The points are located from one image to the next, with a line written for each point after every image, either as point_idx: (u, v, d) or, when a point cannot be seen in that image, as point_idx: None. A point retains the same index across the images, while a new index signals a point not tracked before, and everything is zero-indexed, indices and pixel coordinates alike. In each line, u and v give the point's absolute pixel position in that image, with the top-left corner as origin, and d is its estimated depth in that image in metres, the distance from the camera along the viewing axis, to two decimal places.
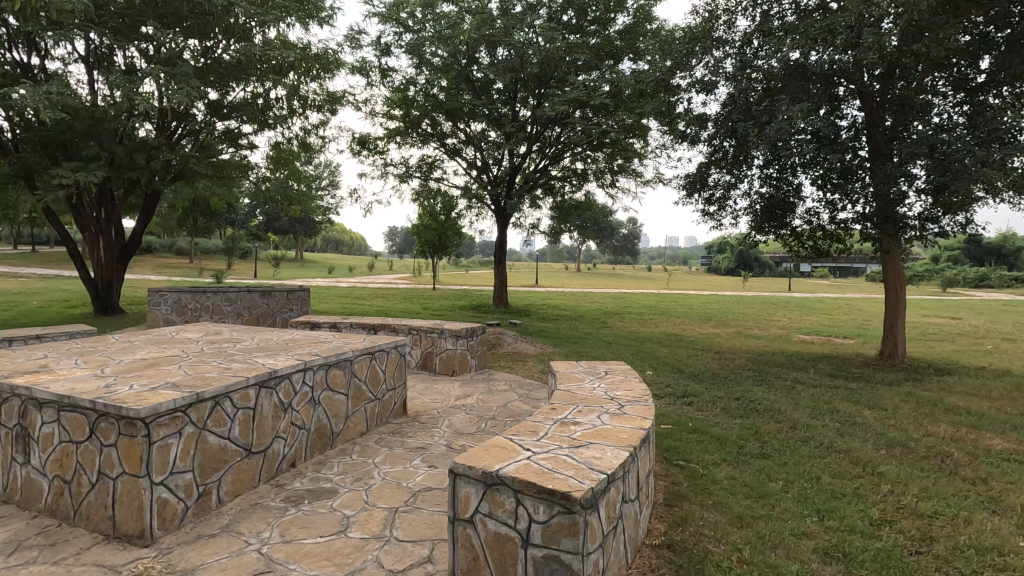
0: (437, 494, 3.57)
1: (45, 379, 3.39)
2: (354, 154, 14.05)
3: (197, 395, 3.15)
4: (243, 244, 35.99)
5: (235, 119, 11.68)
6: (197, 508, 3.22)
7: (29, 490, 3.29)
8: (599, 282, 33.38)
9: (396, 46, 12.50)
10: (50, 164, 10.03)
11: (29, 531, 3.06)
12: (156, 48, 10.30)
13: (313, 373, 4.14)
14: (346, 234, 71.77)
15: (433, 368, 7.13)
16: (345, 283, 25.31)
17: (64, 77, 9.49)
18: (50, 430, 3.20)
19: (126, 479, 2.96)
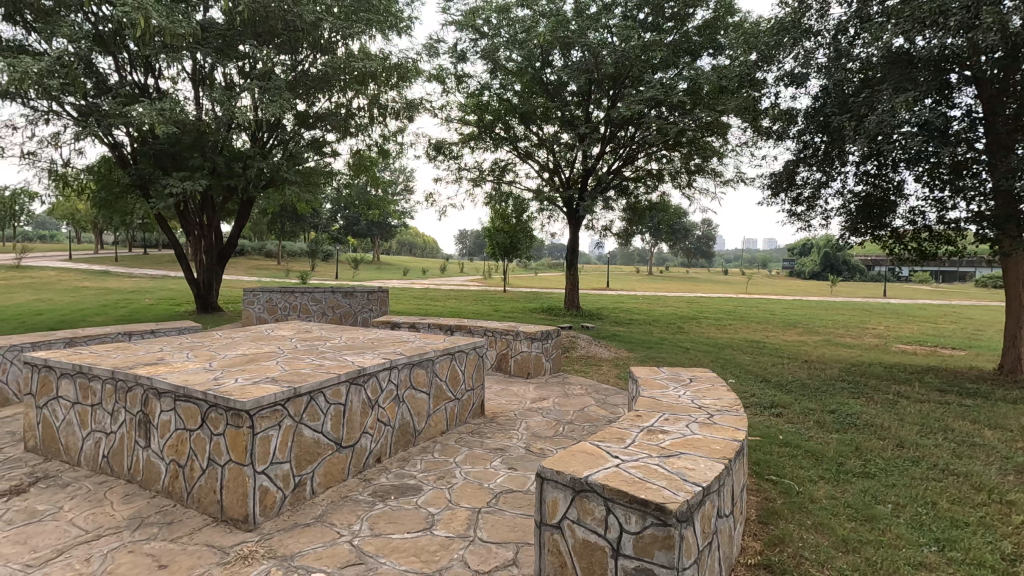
0: (518, 497, 3.57)
1: (162, 371, 3.70)
2: (430, 159, 14.43)
3: (294, 390, 3.33)
4: (325, 247, 37.99)
5: (320, 128, 12.35)
6: (293, 498, 3.39)
7: (149, 472, 3.59)
8: (672, 284, 32.41)
9: (471, 52, 12.72)
10: (162, 174, 10.99)
11: (150, 510, 3.34)
12: (251, 65, 11.04)
13: (398, 372, 4.27)
14: (419, 237, 74.15)
15: (508, 370, 7.17)
16: (419, 284, 26.14)
17: (175, 94, 10.37)
18: (168, 417, 3.48)
19: (233, 467, 3.16)
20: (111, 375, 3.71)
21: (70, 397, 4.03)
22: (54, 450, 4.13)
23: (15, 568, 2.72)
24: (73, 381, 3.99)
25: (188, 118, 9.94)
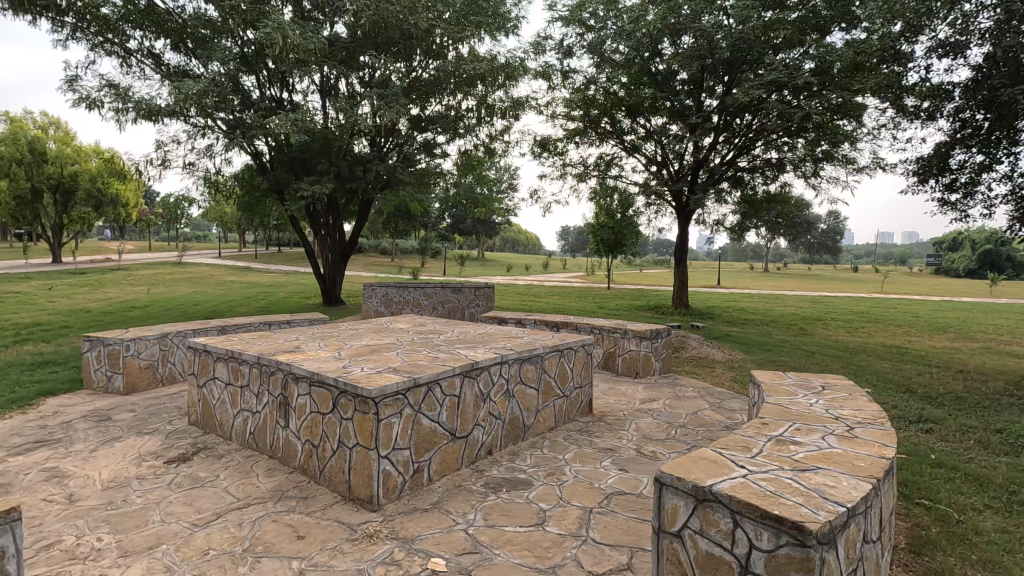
0: (631, 500, 3.48)
1: (299, 358, 4.04)
2: (535, 156, 14.49)
3: (414, 380, 3.49)
4: (435, 244, 39.71)
5: (431, 131, 12.90)
6: (413, 483, 3.57)
7: (288, 450, 3.95)
8: (793, 283, 29.89)
9: (577, 47, 12.60)
10: (295, 179, 12.07)
11: (289, 484, 3.68)
12: (371, 75, 11.79)
13: (508, 366, 4.33)
14: (522, 234, 75.14)
15: (616, 369, 7.03)
16: (524, 281, 26.44)
17: (306, 106, 11.34)
18: (304, 400, 3.80)
19: (360, 450, 3.38)
20: (257, 360, 4.12)
21: (224, 378, 4.55)
22: (211, 424, 4.69)
23: (184, 526, 3.12)
24: (226, 364, 4.50)
25: (316, 127, 10.80)
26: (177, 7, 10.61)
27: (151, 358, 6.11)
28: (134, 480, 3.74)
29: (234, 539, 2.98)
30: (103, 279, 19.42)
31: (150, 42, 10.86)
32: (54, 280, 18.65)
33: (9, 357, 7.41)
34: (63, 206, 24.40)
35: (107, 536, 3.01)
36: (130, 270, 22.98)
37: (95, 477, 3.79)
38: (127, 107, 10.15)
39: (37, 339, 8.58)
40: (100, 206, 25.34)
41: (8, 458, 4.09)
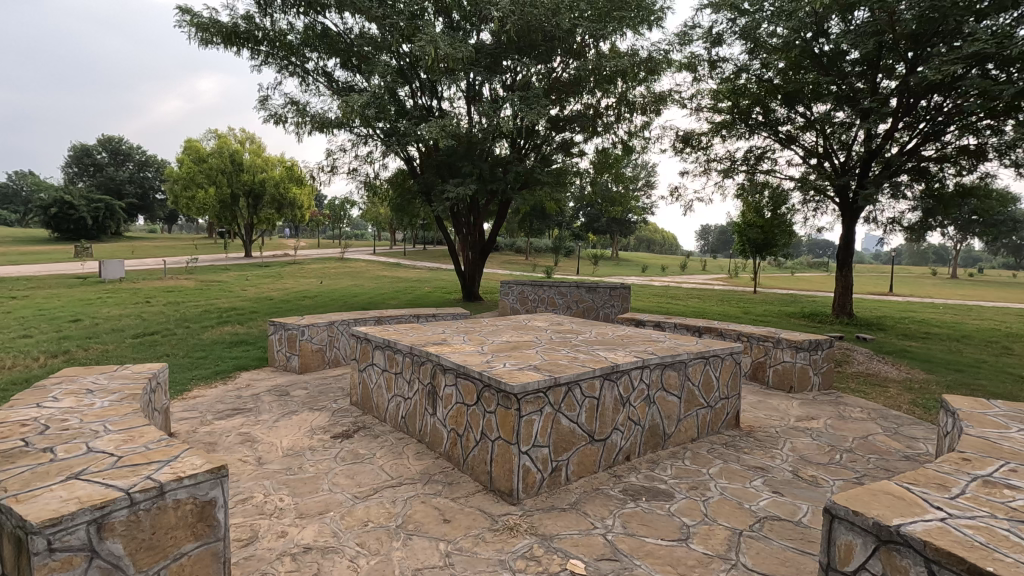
0: (789, 526, 3.16)
1: (447, 351, 4.28)
2: (677, 152, 13.82)
3: (555, 379, 3.50)
4: (568, 243, 39.85)
5: (569, 130, 12.93)
6: (551, 481, 3.59)
7: (435, 436, 4.20)
8: (992, 292, 25.06)
9: (728, 33, 11.79)
10: (441, 181, 12.82)
11: (435, 469, 3.91)
12: (514, 79, 12.13)
13: (650, 372, 4.18)
14: (658, 233, 72.52)
15: (765, 381, 6.45)
16: (659, 282, 25.51)
17: (453, 111, 11.98)
18: (451, 391, 4.01)
19: (502, 444, 3.48)
20: (410, 350, 4.44)
21: (381, 365, 4.97)
22: (369, 406, 5.16)
23: (347, 497, 3.45)
24: (383, 352, 4.91)
25: (461, 131, 11.36)
26: (346, 29, 11.84)
27: (321, 342, 6.90)
28: (307, 450, 4.24)
29: (389, 515, 3.23)
30: (282, 271, 22.40)
31: (323, 62, 12.25)
32: (246, 270, 21.93)
33: (215, 336, 8.85)
34: (254, 208, 28.59)
35: (287, 498, 3.43)
36: (303, 264, 26.23)
37: (277, 444, 4.36)
38: (304, 121, 11.57)
39: (235, 322, 10.14)
40: (281, 208, 29.27)
41: (214, 421, 4.87)
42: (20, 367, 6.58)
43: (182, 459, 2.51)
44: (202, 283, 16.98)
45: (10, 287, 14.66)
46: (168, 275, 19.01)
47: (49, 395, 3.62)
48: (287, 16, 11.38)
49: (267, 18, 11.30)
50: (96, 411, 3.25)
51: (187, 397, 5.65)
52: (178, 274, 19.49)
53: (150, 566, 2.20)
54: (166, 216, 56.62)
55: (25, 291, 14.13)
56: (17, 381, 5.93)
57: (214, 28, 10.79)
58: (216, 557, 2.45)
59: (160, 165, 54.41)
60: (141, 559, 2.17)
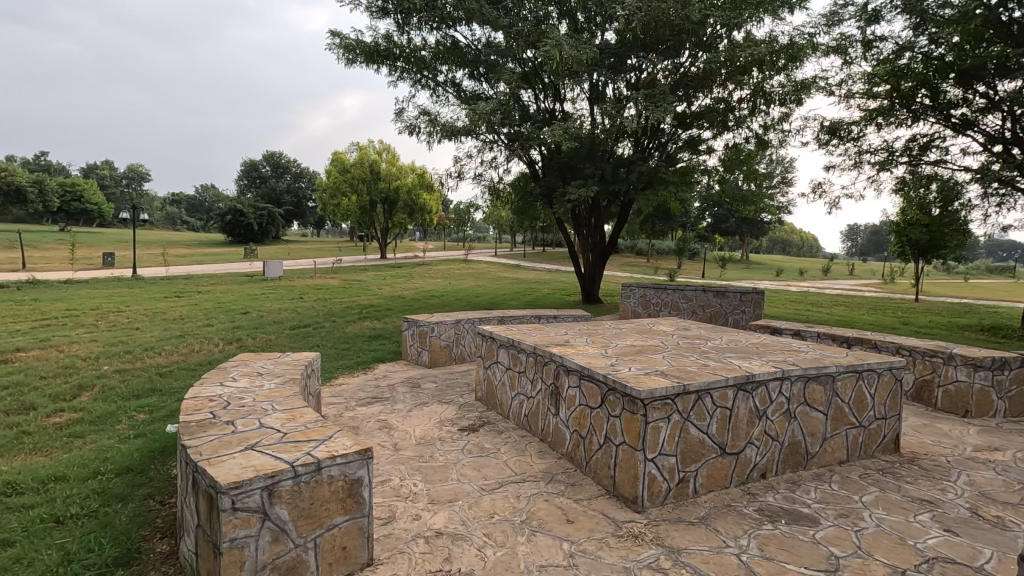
0: (967, 572, 2.72)
1: (570, 352, 4.30)
2: (821, 145, 12.55)
3: (684, 386, 3.35)
4: (693, 245, 38.03)
5: (697, 126, 12.32)
6: (677, 492, 3.44)
7: (557, 437, 4.23)
8: None
9: (887, 9, 10.47)
10: (562, 183, 12.86)
11: (557, 469, 3.93)
12: (638, 76, 11.82)
13: (791, 384, 3.84)
14: (795, 233, 66.56)
15: (933, 402, 5.63)
16: (797, 287, 23.39)
17: (576, 113, 11.97)
18: (574, 392, 4.01)
19: (626, 449, 3.41)
20: (534, 350, 4.52)
21: (505, 363, 5.12)
22: (493, 403, 5.33)
23: (474, 488, 3.60)
24: (508, 351, 5.05)
25: (584, 132, 11.31)
26: (474, 40, 12.35)
27: (448, 339, 7.27)
28: (437, 440, 4.49)
29: (513, 509, 3.32)
30: (412, 272, 23.97)
31: (453, 74, 12.90)
32: (382, 271, 23.85)
33: (356, 330, 9.72)
34: (389, 213, 30.94)
35: (420, 483, 3.66)
36: (431, 265, 27.82)
37: (410, 433, 4.67)
38: (435, 130, 12.27)
39: (372, 317, 11.05)
40: (413, 212, 31.34)
41: (356, 407, 5.34)
42: (205, 351, 7.74)
43: (334, 440, 2.78)
44: (344, 282, 18.75)
45: (197, 283, 17.32)
46: (317, 274, 21.24)
47: (229, 376, 4.21)
48: (421, 32, 12.15)
49: (404, 35, 12.16)
50: (265, 392, 3.74)
51: (334, 385, 6.25)
52: (326, 274, 21.69)
53: (308, 533, 2.48)
54: (316, 222, 63.39)
55: (208, 286, 16.61)
56: (203, 363, 6.97)
57: (359, 49, 11.86)
58: (362, 532, 2.68)
59: (312, 176, 61.06)
60: (302, 526, 2.46)
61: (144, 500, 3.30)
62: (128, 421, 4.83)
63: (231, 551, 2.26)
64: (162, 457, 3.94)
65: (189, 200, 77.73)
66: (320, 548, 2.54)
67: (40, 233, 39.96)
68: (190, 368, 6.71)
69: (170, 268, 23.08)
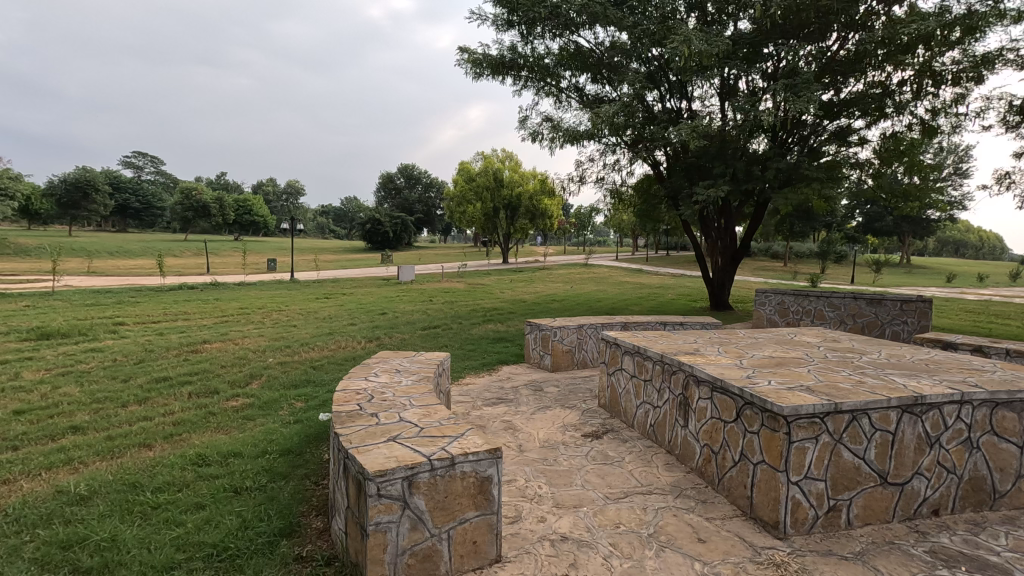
0: None
1: (701, 361, 4.09)
2: (1008, 127, 10.66)
3: (836, 405, 3.02)
4: (840, 247, 34.29)
5: (847, 115, 11.10)
6: (826, 521, 3.11)
7: (686, 450, 4.04)
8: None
9: None
10: (689, 184, 12.26)
11: (687, 484, 3.75)
12: (776, 65, 10.93)
13: (972, 409, 3.30)
14: (971, 232, 57.22)
15: None
16: (976, 295, 20.04)
17: (705, 110, 11.38)
18: (705, 404, 3.81)
19: (766, 469, 3.16)
20: (662, 358, 4.36)
21: (630, 370, 5.00)
22: (616, 410, 5.23)
23: (599, 496, 3.55)
24: (633, 358, 4.93)
25: (713, 129, 10.70)
26: (597, 43, 12.27)
27: (571, 343, 7.27)
28: (561, 445, 4.51)
29: (641, 521, 3.22)
30: (533, 276, 24.38)
31: (575, 79, 12.92)
32: (505, 275, 24.56)
33: (481, 332, 10.10)
34: (511, 219, 31.83)
35: (545, 486, 3.70)
36: (551, 269, 28.11)
37: (534, 435, 4.73)
38: (557, 135, 12.37)
39: (497, 320, 11.43)
40: (534, 218, 31.91)
41: (483, 407, 5.55)
42: (349, 348, 8.53)
43: (466, 438, 2.90)
44: (470, 286, 19.60)
45: (343, 286, 19.18)
46: (445, 278, 22.46)
47: (372, 371, 4.60)
48: (544, 40, 12.34)
49: (529, 45, 12.43)
50: (403, 388, 4.03)
51: (462, 384, 6.55)
52: (454, 278, 22.84)
53: (443, 524, 2.62)
54: (444, 228, 67.10)
55: (352, 288, 18.32)
56: (348, 358, 7.68)
57: (486, 62, 12.38)
58: (491, 528, 2.77)
59: (441, 186, 64.76)
60: (438, 517, 2.60)
61: (302, 479, 3.72)
62: (289, 408, 5.47)
63: (376, 533, 2.46)
64: (315, 442, 4.40)
65: (336, 211, 86.36)
66: (453, 539, 2.66)
67: (221, 242, 46.81)
68: (338, 363, 7.42)
69: (320, 272, 25.81)
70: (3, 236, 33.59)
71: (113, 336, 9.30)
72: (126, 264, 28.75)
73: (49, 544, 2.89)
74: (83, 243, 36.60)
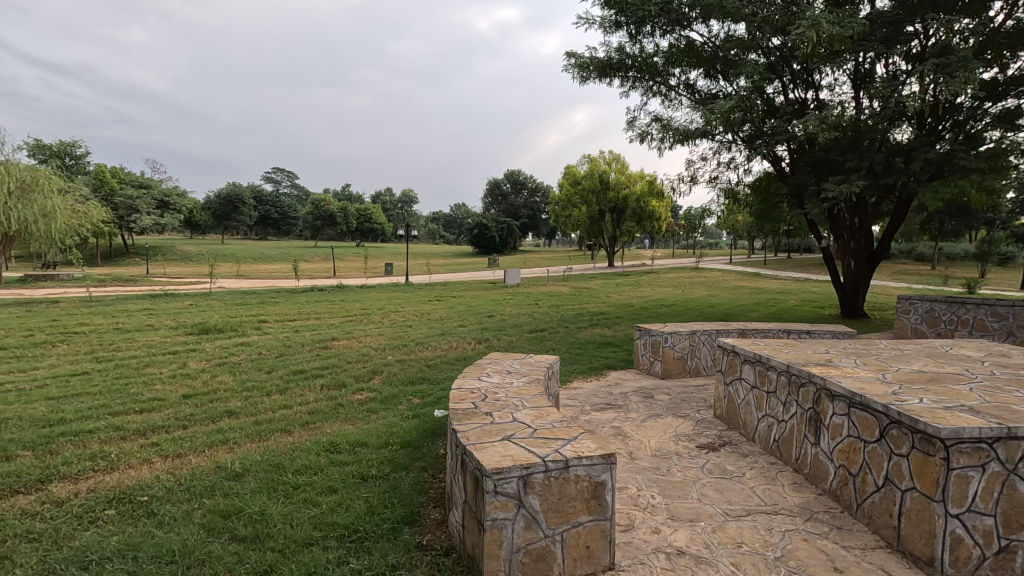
0: None
1: (834, 374, 3.73)
2: None
3: (1009, 430, 2.61)
4: (1005, 247, 29.60)
5: (1015, 95, 9.59)
6: (996, 564, 2.70)
7: (817, 469, 3.71)
8: None
9: None
10: (816, 181, 11.25)
11: (818, 506, 3.44)
12: (924, 44, 9.72)
13: None
14: None
15: None
16: None
17: (835, 100, 10.40)
18: (840, 421, 3.48)
19: (917, 497, 2.81)
20: (788, 368, 4.04)
21: (750, 380, 4.70)
22: (735, 422, 4.93)
23: (718, 511, 3.37)
24: (754, 368, 4.63)
25: (846, 120, 9.73)
26: (711, 36, 11.70)
27: (683, 350, 6.99)
28: (674, 455, 4.34)
29: (766, 543, 3.00)
30: (640, 280, 23.75)
31: (686, 75, 12.42)
32: (611, 279, 24.19)
33: (588, 336, 10.04)
34: (617, 222, 31.29)
35: (658, 496, 3.58)
36: (659, 273, 27.21)
37: (645, 443, 4.61)
38: (667, 135, 11.95)
39: (603, 324, 11.29)
40: (641, 220, 31.08)
41: (591, 412, 5.50)
42: (460, 348, 8.88)
43: (580, 442, 2.89)
44: (575, 290, 19.57)
45: (453, 289, 20.02)
46: (551, 282, 22.59)
47: (484, 371, 4.75)
48: (654, 39, 11.99)
49: (637, 45, 12.14)
50: (514, 388, 4.12)
51: (569, 388, 6.54)
52: (559, 281, 22.92)
53: (556, 526, 2.63)
54: (549, 233, 67.67)
55: (461, 291, 19.04)
56: (459, 359, 8.00)
57: (592, 65, 12.29)
58: (605, 535, 2.73)
59: (546, 190, 65.26)
60: (551, 519, 2.62)
61: (420, 471, 3.92)
62: (407, 403, 5.80)
63: (492, 529, 2.52)
64: (432, 437, 4.64)
65: (446, 218, 90.36)
66: (567, 542, 2.66)
67: (345, 248, 50.84)
68: (450, 362, 7.75)
69: (431, 276, 27.15)
70: (172, 246, 39.12)
71: (258, 332, 10.46)
72: (266, 268, 32.23)
73: (213, 512, 3.32)
74: (232, 250, 41.61)
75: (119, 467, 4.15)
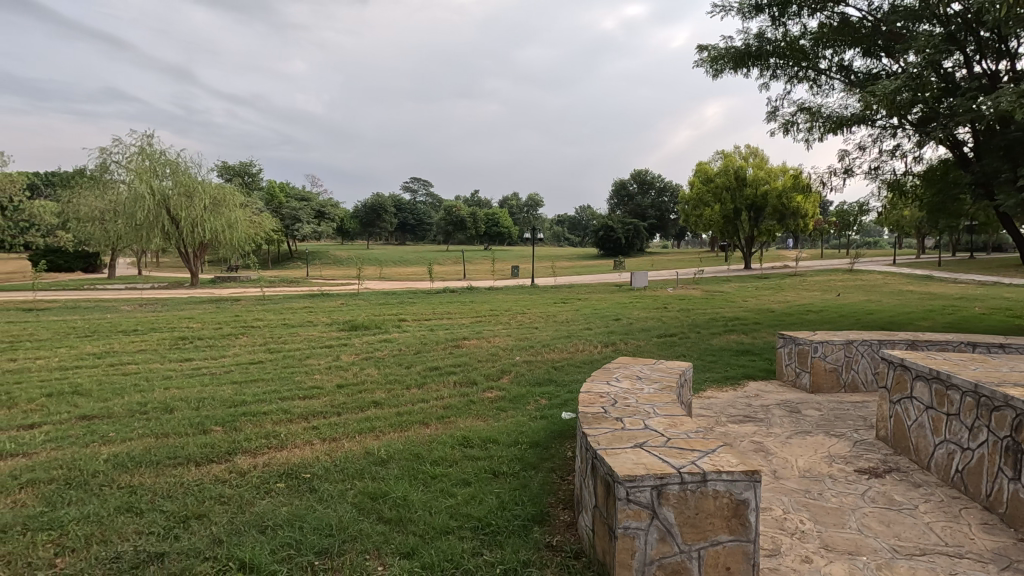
0: None
1: None
2: None
3: None
4: None
5: None
6: None
7: (1018, 510, 3.11)
8: None
9: None
10: (1011, 168, 9.46)
11: (1019, 554, 2.89)
12: None
13: None
14: None
15: None
16: None
17: None
18: None
19: None
20: (977, 388, 3.46)
21: (924, 400, 4.09)
22: (903, 446, 4.32)
23: (884, 547, 2.97)
24: (930, 386, 4.02)
25: None
26: (870, 11, 10.41)
27: (837, 361, 6.28)
28: (827, 477, 3.91)
29: None
30: (782, 283, 21.81)
31: (839, 56, 11.17)
32: (748, 282, 22.54)
33: (722, 342, 9.44)
34: (755, 221, 29.06)
35: (810, 522, 3.25)
36: (805, 275, 24.77)
37: (792, 462, 4.21)
38: (816, 124, 10.85)
39: (740, 331, 10.55)
40: (783, 219, 28.56)
41: (729, 423, 5.15)
42: (586, 351, 8.83)
43: (719, 455, 2.72)
44: (708, 293, 18.53)
45: (578, 291, 20.03)
46: (680, 285, 21.64)
47: (613, 376, 4.68)
48: (800, 20, 10.96)
49: (780, 28, 11.19)
50: (646, 395, 4.00)
51: (703, 397, 6.20)
52: (689, 285, 21.84)
53: (693, 541, 2.49)
54: (678, 234, 64.87)
55: (587, 294, 18.96)
56: (586, 361, 7.96)
57: (728, 55, 11.56)
58: (747, 558, 2.53)
59: (675, 189, 62.61)
60: (688, 534, 2.49)
61: (549, 472, 3.96)
62: (534, 403, 5.90)
63: (624, 538, 2.47)
64: (560, 438, 4.67)
65: (571, 220, 90.57)
66: (704, 561, 2.51)
67: (475, 252, 53.22)
68: (576, 365, 7.74)
69: (557, 278, 27.37)
70: (327, 252, 43.79)
71: (398, 330, 11.32)
72: (404, 271, 34.76)
73: (363, 493, 3.65)
74: (376, 255, 45.48)
75: (288, 446, 4.74)
